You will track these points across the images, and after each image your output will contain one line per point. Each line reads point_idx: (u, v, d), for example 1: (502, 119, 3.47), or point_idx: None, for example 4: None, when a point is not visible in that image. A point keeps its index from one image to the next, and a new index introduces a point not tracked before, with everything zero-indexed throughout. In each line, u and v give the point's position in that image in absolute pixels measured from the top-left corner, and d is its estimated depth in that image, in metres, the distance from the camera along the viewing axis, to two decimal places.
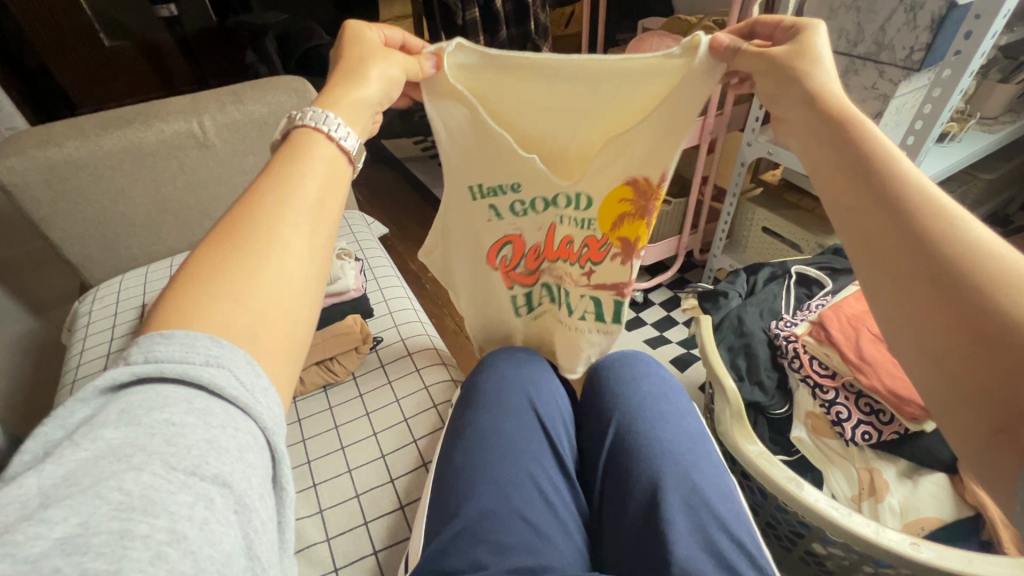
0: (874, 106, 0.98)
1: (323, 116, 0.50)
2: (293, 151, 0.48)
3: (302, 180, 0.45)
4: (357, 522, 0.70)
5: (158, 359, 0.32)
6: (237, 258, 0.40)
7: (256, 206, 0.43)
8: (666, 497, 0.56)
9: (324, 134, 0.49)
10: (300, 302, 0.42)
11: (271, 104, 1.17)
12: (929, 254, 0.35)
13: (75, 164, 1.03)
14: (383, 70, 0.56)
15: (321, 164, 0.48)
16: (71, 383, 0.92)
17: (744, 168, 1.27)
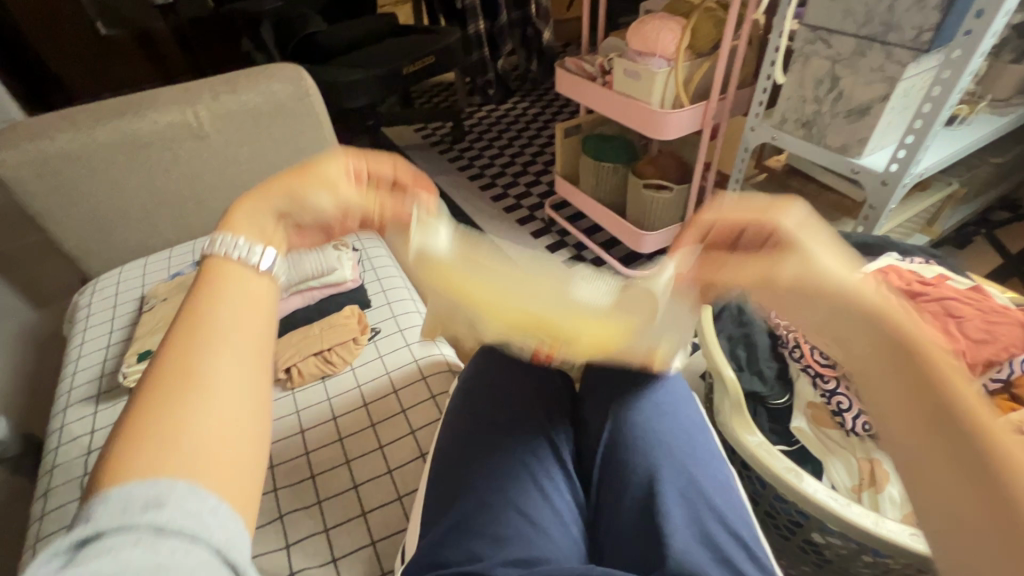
0: (880, 90, 0.96)
1: (234, 241, 0.49)
2: (209, 280, 0.47)
3: (219, 315, 0.44)
4: (356, 513, 0.70)
5: (97, 518, 0.33)
6: (164, 412, 0.39)
7: (181, 343, 0.42)
8: (662, 488, 0.55)
9: (240, 259, 0.48)
10: (241, 440, 0.41)
11: (265, 93, 1.15)
12: (952, 419, 0.39)
13: (69, 156, 1.03)
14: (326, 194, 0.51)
15: (240, 291, 0.47)
16: (72, 374, 0.93)
17: (746, 154, 1.25)
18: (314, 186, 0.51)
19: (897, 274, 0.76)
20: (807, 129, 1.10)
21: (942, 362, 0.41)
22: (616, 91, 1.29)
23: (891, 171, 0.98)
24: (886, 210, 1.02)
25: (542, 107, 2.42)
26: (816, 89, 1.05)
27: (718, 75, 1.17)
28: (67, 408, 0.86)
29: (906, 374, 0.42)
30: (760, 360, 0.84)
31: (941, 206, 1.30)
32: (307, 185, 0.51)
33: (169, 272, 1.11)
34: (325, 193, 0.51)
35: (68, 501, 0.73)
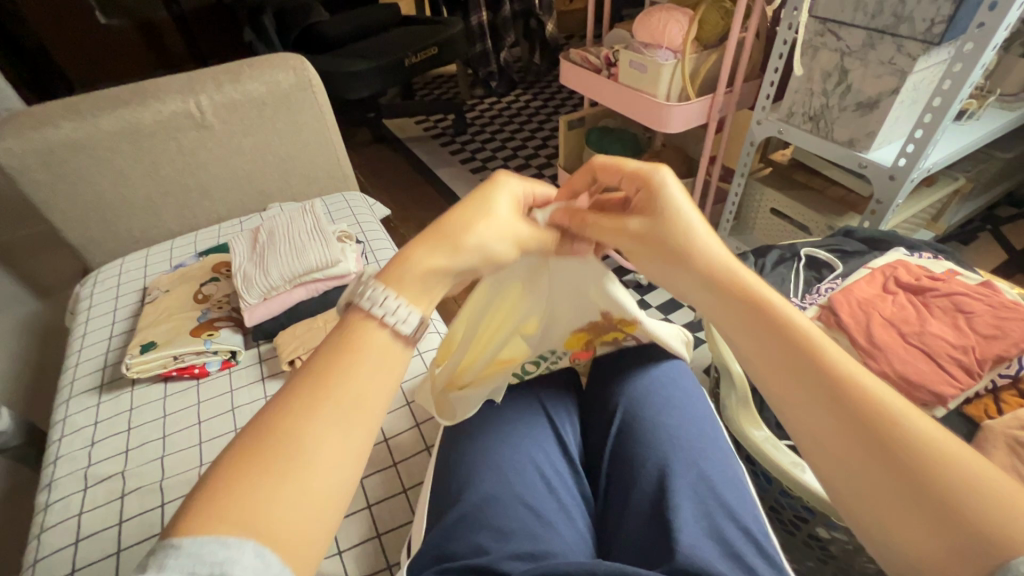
0: (891, 83, 0.95)
1: (383, 296, 0.46)
2: (348, 338, 0.45)
3: (348, 380, 0.42)
4: (361, 505, 0.70)
5: (167, 566, 0.32)
6: (261, 472, 0.37)
7: (299, 409, 0.40)
8: (671, 482, 0.55)
9: (383, 322, 0.45)
10: (323, 521, 0.38)
11: (269, 83, 1.14)
12: (919, 474, 0.37)
13: (72, 145, 1.02)
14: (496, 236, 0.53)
15: (375, 356, 0.44)
16: (74, 365, 0.92)
17: (753, 148, 1.24)
18: (479, 225, 0.52)
19: (905, 269, 0.76)
20: (815, 122, 1.09)
21: (870, 386, 0.42)
22: (624, 83, 1.28)
23: (899, 166, 0.97)
24: (894, 205, 1.01)
25: (545, 99, 2.41)
26: (824, 82, 1.04)
27: (726, 67, 1.16)
28: (71, 399, 0.86)
29: (837, 402, 0.42)
30: None
31: (948, 201, 1.30)
32: (476, 225, 0.51)
33: (172, 263, 1.11)
34: (491, 242, 0.52)
35: (71, 492, 0.72)
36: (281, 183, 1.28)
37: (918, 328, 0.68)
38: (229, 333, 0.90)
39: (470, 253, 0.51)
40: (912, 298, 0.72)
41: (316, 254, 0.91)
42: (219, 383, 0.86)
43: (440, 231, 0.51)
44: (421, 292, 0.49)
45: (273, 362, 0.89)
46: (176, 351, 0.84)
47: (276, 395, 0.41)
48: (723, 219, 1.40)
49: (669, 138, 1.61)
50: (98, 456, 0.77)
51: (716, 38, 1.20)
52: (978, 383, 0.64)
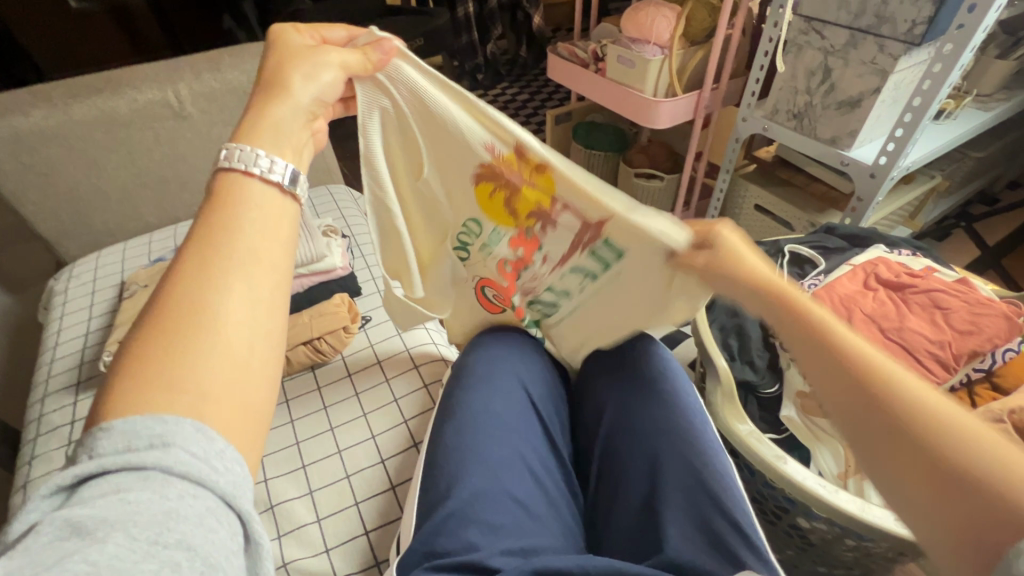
0: (872, 82, 0.96)
1: (248, 153, 0.46)
2: (223, 194, 0.44)
3: (239, 237, 0.41)
4: (348, 503, 0.69)
5: (99, 455, 0.31)
6: (173, 337, 0.36)
7: (187, 274, 0.39)
8: (665, 477, 0.56)
9: (257, 175, 0.45)
10: (250, 375, 0.38)
11: (249, 72, 1.11)
12: (881, 395, 0.39)
13: (42, 134, 0.98)
14: (326, 73, 0.54)
15: (258, 208, 0.44)
16: (49, 363, 0.89)
17: (738, 144, 1.25)
18: (299, 63, 0.53)
19: (885, 266, 0.78)
20: (799, 120, 1.10)
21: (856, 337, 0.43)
22: (610, 78, 1.27)
23: (879, 164, 0.99)
24: (874, 202, 1.03)
25: (532, 93, 2.40)
26: (808, 80, 1.05)
27: (712, 64, 1.17)
28: (46, 397, 0.84)
29: (839, 368, 0.42)
30: (752, 349, 0.81)
31: (924, 199, 1.33)
32: (297, 68, 0.53)
33: (151, 257, 1.08)
34: (320, 78, 0.53)
35: None
36: None
37: (898, 323, 0.69)
38: None
39: (303, 90, 0.52)
40: (892, 294, 0.74)
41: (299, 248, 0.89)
42: None
43: (262, 84, 0.52)
44: (279, 142, 0.49)
45: None
46: None
47: (166, 267, 0.40)
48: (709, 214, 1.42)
49: (655, 133, 1.62)
50: None
51: (702, 35, 1.21)
52: (953, 377, 0.66)
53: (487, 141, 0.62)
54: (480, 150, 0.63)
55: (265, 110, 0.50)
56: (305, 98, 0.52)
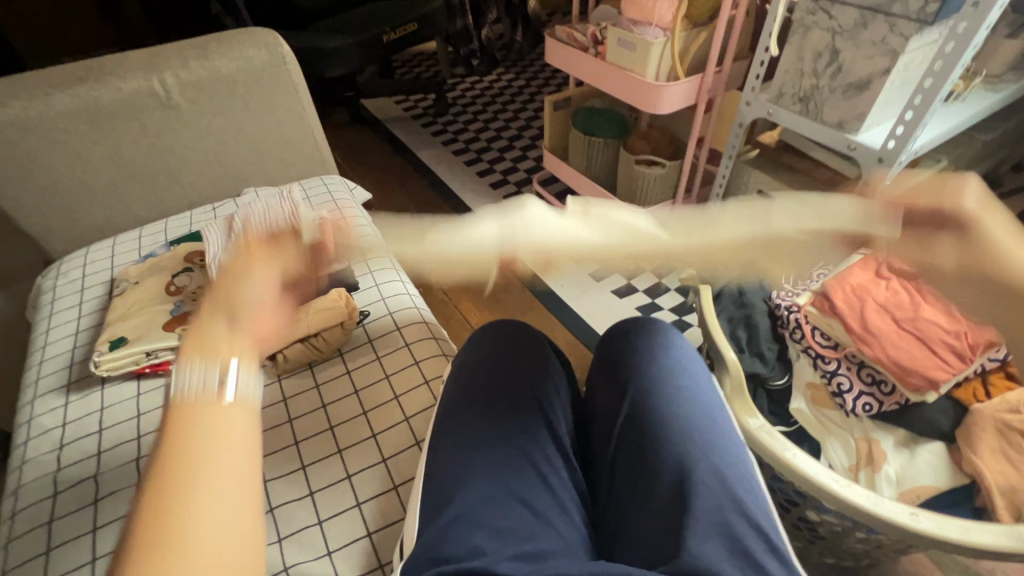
0: (883, 63, 0.94)
1: (186, 368, 0.47)
2: (177, 418, 0.45)
3: (196, 441, 0.44)
4: (350, 504, 0.68)
5: None
6: (147, 546, 0.39)
7: (166, 490, 0.41)
8: (692, 480, 0.54)
9: (196, 391, 0.46)
10: (232, 548, 0.41)
11: (238, 60, 1.07)
12: None
13: (23, 126, 0.95)
14: (252, 280, 0.54)
15: (211, 415, 0.46)
16: (38, 364, 0.87)
17: (741, 129, 1.23)
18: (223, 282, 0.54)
19: None
20: (804, 103, 1.07)
21: None
22: (610, 62, 1.24)
23: (887, 148, 0.97)
24: (881, 187, 1.01)
25: (529, 79, 2.35)
26: (815, 62, 1.02)
27: (715, 46, 1.14)
28: (36, 399, 0.81)
29: None
30: (760, 341, 0.78)
31: None
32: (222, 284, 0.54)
33: (141, 253, 1.05)
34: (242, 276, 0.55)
35: (41, 498, 0.69)
36: (257, 168, 1.21)
37: (912, 314, 0.68)
38: None
39: (244, 297, 0.53)
40: (905, 283, 0.73)
41: None
42: None
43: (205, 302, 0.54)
44: (218, 343, 0.50)
45: None
46: (148, 347, 0.80)
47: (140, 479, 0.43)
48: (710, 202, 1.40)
49: (656, 119, 1.58)
50: (68, 459, 0.73)
51: (705, 16, 1.18)
52: (969, 368, 0.65)
53: None
54: None
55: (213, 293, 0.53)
56: (243, 299, 0.53)
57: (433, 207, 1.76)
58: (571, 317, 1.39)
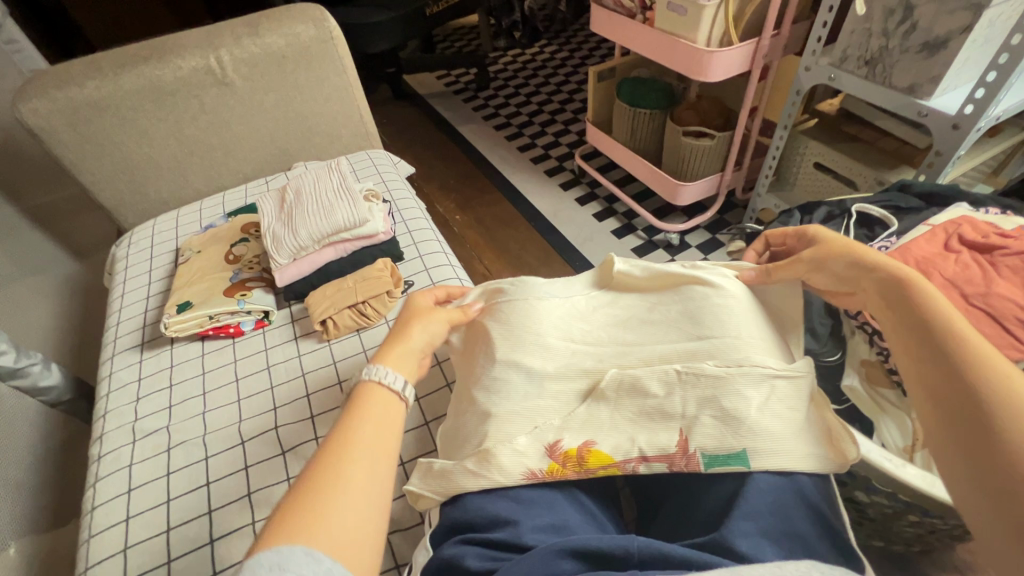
0: (963, 19, 0.86)
1: (382, 369, 0.56)
2: (358, 399, 0.53)
3: (360, 424, 0.49)
4: (394, 463, 0.71)
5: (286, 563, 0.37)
6: (310, 512, 0.41)
7: (328, 449, 0.46)
8: (758, 479, 0.51)
9: (384, 385, 0.54)
10: (360, 529, 0.42)
11: (287, 36, 1.09)
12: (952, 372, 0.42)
13: (95, 105, 1.02)
14: (436, 326, 0.65)
15: (381, 411, 0.52)
16: (115, 325, 0.94)
17: (799, 97, 1.16)
18: (426, 325, 0.64)
19: (971, 226, 0.70)
20: (871, 67, 1.00)
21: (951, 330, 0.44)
22: (658, 28, 1.19)
23: (964, 114, 0.89)
24: (955, 157, 0.93)
25: (572, 49, 2.30)
26: (886, 21, 0.95)
27: (774, 8, 1.07)
28: (115, 356, 0.89)
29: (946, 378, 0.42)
30: (813, 317, 0.75)
31: (1012, 153, 1.20)
32: (429, 323, 0.65)
33: (202, 224, 1.11)
34: (435, 332, 0.64)
35: (122, 444, 0.75)
36: (306, 142, 1.25)
37: (983, 288, 0.63)
38: (261, 294, 0.90)
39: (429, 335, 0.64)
40: (977, 257, 0.67)
41: (342, 213, 0.90)
42: (254, 342, 0.87)
43: (409, 320, 0.65)
44: (405, 359, 0.59)
45: (305, 322, 0.90)
46: (211, 311, 0.86)
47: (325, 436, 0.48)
48: (763, 174, 1.33)
49: (706, 89, 1.52)
50: (144, 411, 0.79)
51: None
52: None
53: (558, 442, 0.57)
54: (542, 452, 0.57)
55: (420, 321, 0.65)
56: (430, 331, 0.65)
57: (473, 182, 1.77)
58: None
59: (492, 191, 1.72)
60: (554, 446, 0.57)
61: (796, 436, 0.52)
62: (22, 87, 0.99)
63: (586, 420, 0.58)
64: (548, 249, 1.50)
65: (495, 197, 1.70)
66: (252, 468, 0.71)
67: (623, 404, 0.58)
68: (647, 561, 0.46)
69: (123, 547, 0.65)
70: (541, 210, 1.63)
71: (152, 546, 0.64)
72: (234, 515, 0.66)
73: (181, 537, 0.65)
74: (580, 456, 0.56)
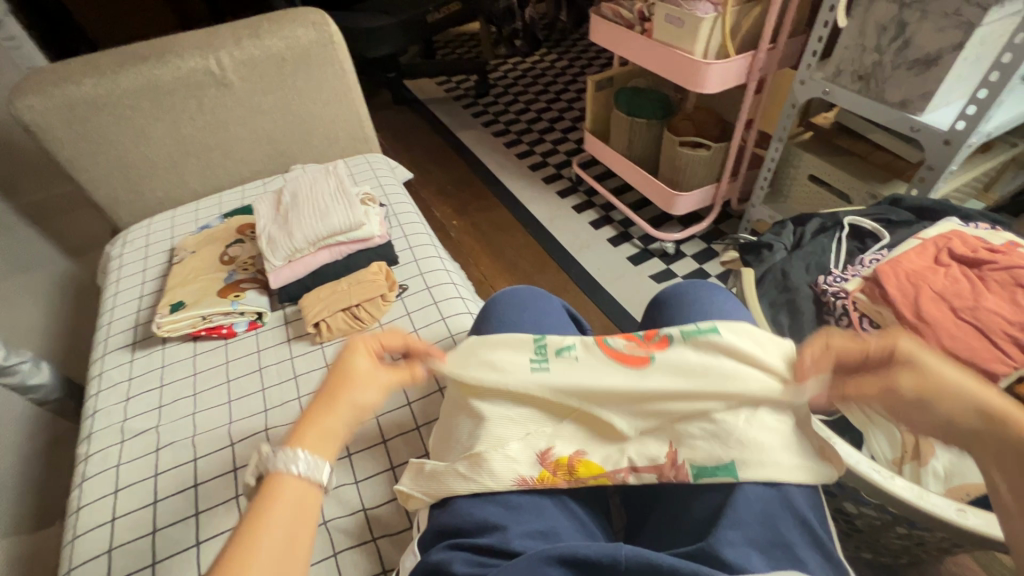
0: (955, 37, 0.87)
1: (290, 452, 0.46)
2: (267, 487, 0.45)
3: (270, 518, 0.42)
4: (384, 467, 0.70)
5: None
6: None
7: (232, 551, 0.39)
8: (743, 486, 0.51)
9: (291, 472, 0.45)
10: None
11: (287, 39, 1.10)
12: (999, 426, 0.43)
13: (93, 103, 1.02)
14: (367, 391, 0.53)
15: (295, 501, 0.44)
16: (106, 323, 0.94)
17: (794, 110, 1.17)
18: (352, 390, 0.52)
19: (960, 241, 0.71)
20: (864, 82, 1.01)
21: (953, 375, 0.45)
22: (656, 39, 1.20)
23: (955, 130, 0.90)
24: (946, 171, 0.94)
25: (572, 58, 2.32)
26: (879, 37, 0.96)
27: (771, 21, 1.09)
28: (105, 355, 0.88)
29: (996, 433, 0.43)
30: (804, 328, 0.75)
31: (1003, 169, 1.21)
32: (355, 382, 0.53)
33: (198, 225, 1.11)
34: (367, 397, 0.53)
35: (110, 444, 0.75)
36: (304, 144, 1.25)
37: (972, 303, 0.63)
38: (254, 295, 0.90)
39: (361, 396, 0.53)
40: (966, 271, 0.67)
41: (337, 216, 0.90)
42: (247, 343, 0.87)
43: (332, 378, 0.53)
44: (325, 441, 0.49)
45: (298, 324, 0.89)
46: (204, 311, 0.85)
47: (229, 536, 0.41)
48: (758, 185, 1.34)
49: (703, 100, 1.53)
50: (133, 411, 0.79)
51: None
52: None
53: (551, 450, 0.57)
54: (534, 460, 0.56)
55: (344, 383, 0.52)
56: (352, 404, 0.52)
57: (470, 188, 1.78)
58: (606, 300, 1.37)
59: (490, 196, 1.73)
60: (545, 453, 0.57)
61: (783, 446, 0.53)
62: (19, 84, 0.99)
63: (574, 431, 0.59)
64: (544, 256, 1.51)
65: (492, 203, 1.71)
66: (240, 471, 0.70)
67: (612, 416, 0.58)
68: (633, 569, 0.46)
69: (108, 548, 0.64)
70: (537, 216, 1.63)
71: (136, 548, 0.64)
72: (220, 518, 0.66)
73: (166, 539, 0.64)
74: (571, 466, 0.56)
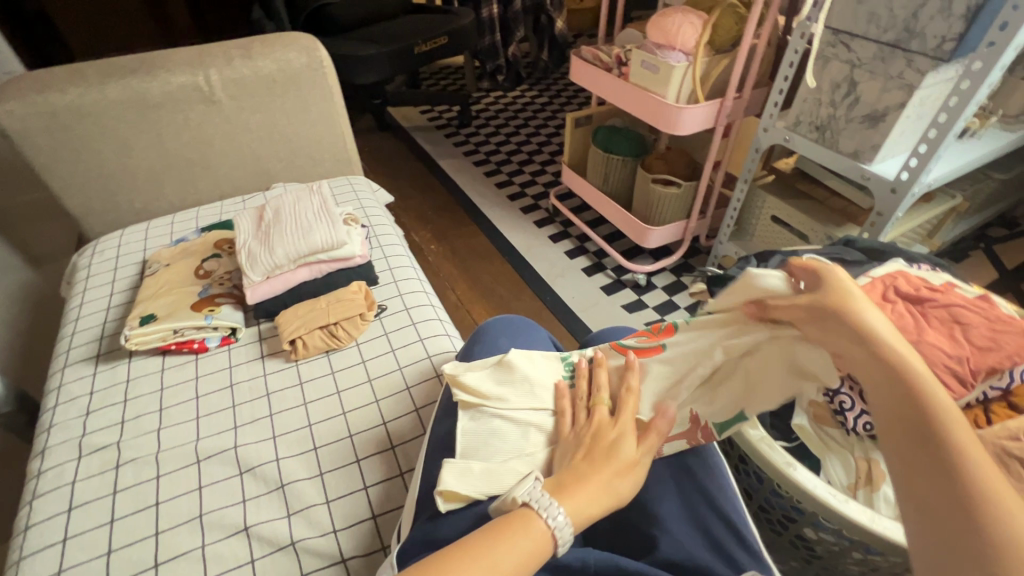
0: (898, 97, 0.97)
1: (547, 497, 0.47)
2: (511, 518, 0.46)
3: (501, 550, 0.43)
4: (357, 487, 0.69)
5: None
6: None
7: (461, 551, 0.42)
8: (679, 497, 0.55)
9: (543, 517, 0.45)
10: None
11: (279, 61, 1.12)
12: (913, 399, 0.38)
13: (75, 112, 1.01)
14: (635, 460, 0.51)
15: (525, 547, 0.44)
16: (69, 335, 0.91)
17: (758, 154, 1.25)
18: (623, 455, 0.51)
19: (905, 280, 0.77)
20: (821, 132, 1.10)
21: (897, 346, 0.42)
22: (633, 83, 1.28)
23: (901, 179, 0.98)
24: (893, 217, 1.02)
25: (552, 95, 2.42)
26: (833, 93, 1.06)
27: (737, 73, 1.17)
28: (67, 367, 0.85)
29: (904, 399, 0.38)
30: None
31: (943, 219, 1.32)
32: (626, 450, 0.51)
33: (173, 238, 1.10)
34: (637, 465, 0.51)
35: (66, 460, 0.72)
36: (288, 164, 1.26)
37: (916, 336, 0.69)
38: (230, 310, 0.89)
39: (628, 469, 0.50)
40: (911, 307, 0.73)
41: (319, 234, 0.91)
42: (218, 359, 0.86)
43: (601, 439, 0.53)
44: (591, 499, 0.47)
45: (273, 342, 0.89)
46: (177, 325, 0.84)
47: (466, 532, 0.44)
48: (725, 223, 1.42)
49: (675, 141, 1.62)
50: (93, 426, 0.76)
51: (728, 43, 1.22)
52: (971, 393, 0.65)
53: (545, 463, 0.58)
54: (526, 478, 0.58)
55: (609, 443, 0.52)
56: (620, 470, 0.50)
57: (450, 214, 1.81)
58: (580, 327, 1.40)
59: (469, 223, 1.76)
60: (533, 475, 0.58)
61: None
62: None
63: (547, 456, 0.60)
64: (520, 283, 1.54)
65: (471, 230, 1.74)
66: (206, 489, 0.69)
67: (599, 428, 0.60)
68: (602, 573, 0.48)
69: (58, 570, 0.61)
70: (515, 245, 1.67)
71: (88, 568, 0.61)
72: (183, 538, 0.64)
73: (121, 560, 0.62)
74: None
